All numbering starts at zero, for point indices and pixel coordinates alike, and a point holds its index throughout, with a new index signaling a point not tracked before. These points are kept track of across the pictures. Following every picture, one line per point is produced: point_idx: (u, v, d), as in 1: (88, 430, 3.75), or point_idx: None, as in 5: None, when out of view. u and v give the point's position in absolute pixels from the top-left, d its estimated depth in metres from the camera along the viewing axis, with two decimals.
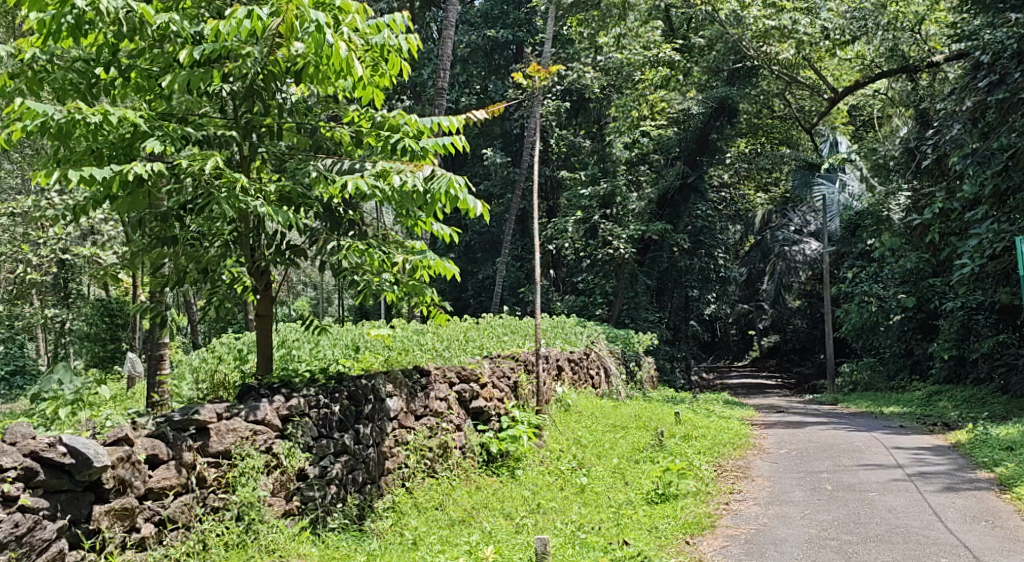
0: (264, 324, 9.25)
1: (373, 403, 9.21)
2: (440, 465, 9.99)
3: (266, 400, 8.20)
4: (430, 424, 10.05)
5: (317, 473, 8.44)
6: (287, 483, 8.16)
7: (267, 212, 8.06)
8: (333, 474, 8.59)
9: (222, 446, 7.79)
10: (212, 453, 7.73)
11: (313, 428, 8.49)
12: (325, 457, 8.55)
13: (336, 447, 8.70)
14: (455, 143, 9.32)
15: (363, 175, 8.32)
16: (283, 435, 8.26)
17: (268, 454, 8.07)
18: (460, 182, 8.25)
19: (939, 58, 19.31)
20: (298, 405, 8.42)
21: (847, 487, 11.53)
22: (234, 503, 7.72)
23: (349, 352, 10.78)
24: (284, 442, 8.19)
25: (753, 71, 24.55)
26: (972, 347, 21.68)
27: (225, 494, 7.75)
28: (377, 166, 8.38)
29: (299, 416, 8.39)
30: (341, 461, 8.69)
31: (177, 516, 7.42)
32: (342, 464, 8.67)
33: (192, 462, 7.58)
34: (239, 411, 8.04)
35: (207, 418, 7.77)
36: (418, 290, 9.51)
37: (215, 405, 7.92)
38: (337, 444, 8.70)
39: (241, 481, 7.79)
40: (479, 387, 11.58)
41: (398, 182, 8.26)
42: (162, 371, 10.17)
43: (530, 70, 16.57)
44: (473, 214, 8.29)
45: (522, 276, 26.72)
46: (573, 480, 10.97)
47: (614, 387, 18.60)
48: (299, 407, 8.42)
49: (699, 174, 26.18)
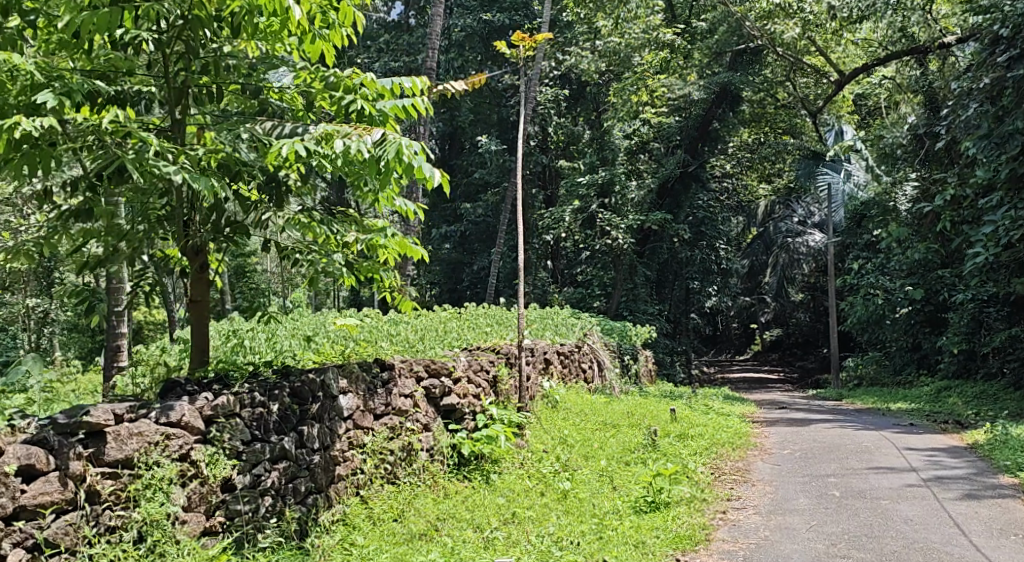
0: (199, 309, 8.20)
1: (322, 402, 8.12)
2: (403, 471, 8.94)
3: (184, 400, 7.12)
4: (392, 425, 8.98)
5: (247, 483, 7.39)
6: (208, 496, 7.11)
7: (187, 180, 7.06)
8: (268, 484, 7.53)
9: (122, 453, 6.71)
10: (109, 463, 6.65)
11: (244, 430, 7.42)
12: (258, 465, 7.50)
13: (274, 453, 7.63)
14: (417, 107, 8.08)
15: (301, 139, 7.22)
16: (205, 440, 7.19)
17: (182, 462, 7.00)
18: (409, 146, 7.08)
19: (951, 39, 18.30)
20: (225, 404, 7.34)
21: (857, 493, 10.43)
22: (134, 521, 6.66)
23: (307, 344, 9.89)
24: (205, 448, 7.13)
25: (756, 56, 23.95)
26: (983, 341, 20.65)
27: (126, 509, 6.70)
28: (316, 129, 7.27)
29: (226, 417, 7.31)
30: (278, 468, 7.63)
31: (58, 539, 6.37)
32: (279, 472, 7.61)
33: (82, 474, 6.52)
34: (149, 412, 6.97)
35: (102, 420, 6.69)
36: (374, 273, 8.44)
37: (115, 404, 6.83)
38: (277, 447, 7.64)
39: (145, 496, 6.73)
40: (452, 383, 10.47)
41: (340, 147, 7.11)
42: (119, 363, 10.11)
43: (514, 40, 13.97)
44: (429, 185, 7.17)
45: (516, 267, 25.64)
46: (555, 485, 9.95)
47: (607, 382, 17.46)
48: (226, 406, 7.34)
49: (701, 164, 25.05)
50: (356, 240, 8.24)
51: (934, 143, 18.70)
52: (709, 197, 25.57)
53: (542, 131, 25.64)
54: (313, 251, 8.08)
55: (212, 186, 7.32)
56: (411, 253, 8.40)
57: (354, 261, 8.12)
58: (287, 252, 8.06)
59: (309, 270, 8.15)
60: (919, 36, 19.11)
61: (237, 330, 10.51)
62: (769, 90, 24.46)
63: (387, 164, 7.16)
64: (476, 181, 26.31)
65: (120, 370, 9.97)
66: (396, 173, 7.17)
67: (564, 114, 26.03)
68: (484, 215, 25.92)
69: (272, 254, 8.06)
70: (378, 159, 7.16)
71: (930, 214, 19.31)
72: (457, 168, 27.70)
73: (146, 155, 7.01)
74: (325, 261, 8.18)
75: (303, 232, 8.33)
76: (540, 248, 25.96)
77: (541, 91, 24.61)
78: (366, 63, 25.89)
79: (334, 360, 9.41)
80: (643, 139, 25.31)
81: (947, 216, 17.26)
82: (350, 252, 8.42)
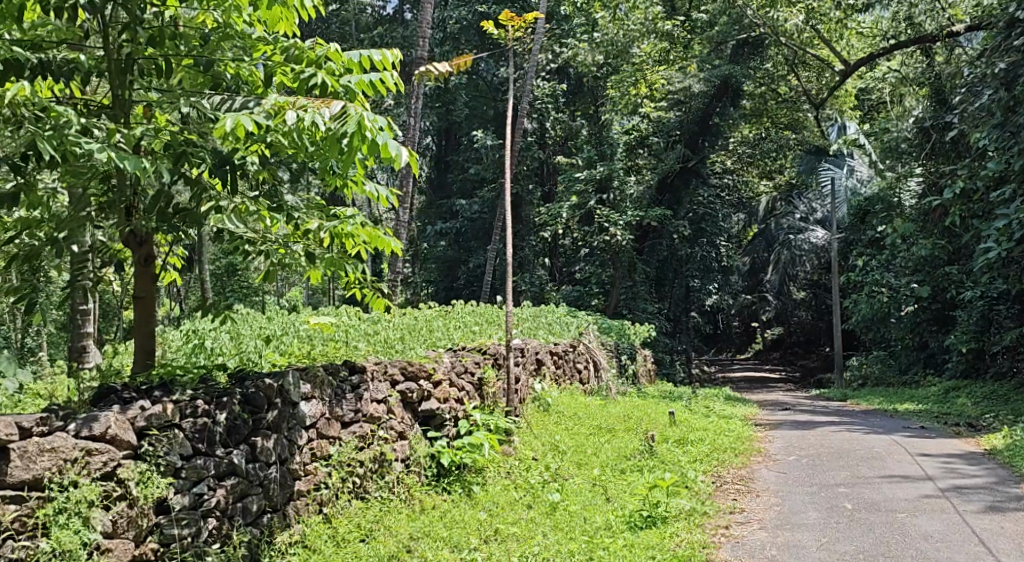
0: (143, 307, 7.41)
1: (280, 409, 7.31)
2: (373, 484, 8.15)
3: (110, 408, 6.33)
4: (362, 434, 8.18)
5: (186, 504, 6.61)
6: (138, 520, 6.34)
7: (113, 159, 6.43)
8: (212, 505, 6.76)
9: (31, 474, 5.92)
10: (14, 485, 5.86)
11: (184, 443, 6.65)
12: (200, 483, 6.72)
13: (219, 469, 6.85)
14: (385, 82, 7.29)
15: (250, 112, 6.41)
16: (136, 455, 6.42)
17: (106, 482, 6.21)
18: (373, 120, 6.26)
19: (959, 28, 17.42)
20: (161, 414, 6.56)
21: (871, 505, 9.64)
22: (42, 553, 5.86)
23: (275, 343, 9.09)
24: (135, 466, 6.35)
25: (762, 44, 22.90)
26: (993, 340, 19.79)
27: (34, 538, 5.89)
28: (267, 101, 6.43)
29: (160, 429, 6.53)
30: (224, 485, 6.86)
31: None
32: (225, 491, 6.83)
33: None
34: (68, 424, 6.18)
35: (9, 435, 5.90)
36: (340, 266, 7.66)
37: (25, 416, 6.04)
38: (224, 460, 6.88)
39: (58, 522, 5.94)
40: (432, 387, 9.64)
41: (292, 119, 6.29)
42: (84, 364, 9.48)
43: (507, 18, 13.01)
44: (397, 165, 6.35)
45: (511, 264, 24.85)
46: (544, 497, 9.22)
47: (604, 384, 16.60)
48: (161, 417, 6.55)
49: (701, 158, 24.09)
50: (319, 229, 7.44)
51: (942, 135, 17.84)
52: (710, 193, 24.71)
53: (541, 127, 24.79)
54: (270, 242, 7.30)
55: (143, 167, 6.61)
56: (379, 243, 7.60)
57: (315, 253, 7.32)
58: (242, 243, 7.29)
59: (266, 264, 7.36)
60: (928, 26, 18.29)
61: (198, 327, 9.69)
62: (771, 84, 23.59)
63: (349, 141, 6.32)
64: (472, 176, 25.43)
65: (81, 369, 9.20)
66: (360, 151, 6.35)
67: (562, 109, 25.20)
68: (479, 212, 25.07)
69: (223, 243, 7.27)
70: (338, 134, 6.33)
71: (938, 209, 18.45)
72: (454, 164, 26.92)
73: (66, 131, 6.45)
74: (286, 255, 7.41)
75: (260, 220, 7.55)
76: (536, 244, 24.73)
77: (536, 85, 23.61)
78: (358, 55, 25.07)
79: (300, 362, 8.62)
80: (642, 133, 23.98)
81: (956, 212, 16.42)
82: (313, 242, 7.63)
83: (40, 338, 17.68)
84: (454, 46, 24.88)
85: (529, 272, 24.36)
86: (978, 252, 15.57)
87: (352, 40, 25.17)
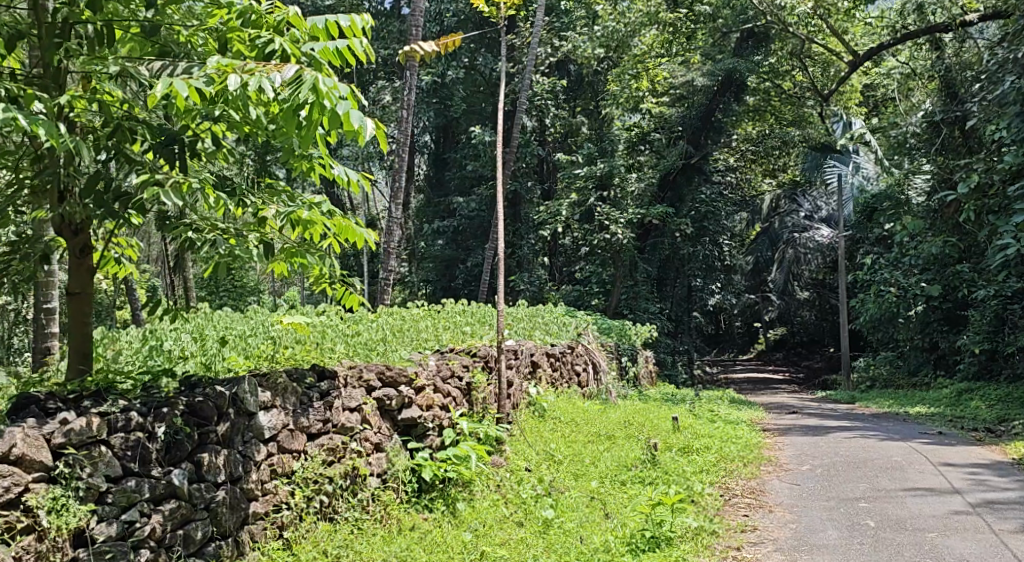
0: (77, 305, 6.53)
1: (232, 421, 6.51)
2: (344, 503, 7.26)
3: (21, 423, 5.53)
4: (332, 446, 7.33)
5: (112, 534, 5.77)
6: (51, 554, 5.50)
7: (20, 122, 5.55)
8: (145, 534, 5.93)
9: None
10: None
11: (112, 462, 5.83)
12: (131, 509, 5.90)
13: (155, 492, 6.02)
14: (353, 51, 6.39)
15: (189, 77, 5.50)
16: (50, 478, 5.60)
17: (12, 510, 5.39)
18: (334, 88, 5.35)
19: (974, 17, 16.58)
20: (85, 429, 5.74)
21: (896, 524, 8.82)
22: None
23: (243, 344, 8.24)
24: (48, 491, 5.53)
25: (766, 35, 21.81)
26: (1007, 341, 18.93)
27: None
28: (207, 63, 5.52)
29: (82, 447, 5.71)
30: (162, 511, 6.03)
31: None
32: (161, 518, 6.01)
33: None
34: None
35: None
36: (299, 256, 6.81)
37: None
38: (163, 482, 6.06)
39: None
40: (414, 393, 8.75)
41: (235, 83, 5.38)
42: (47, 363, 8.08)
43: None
44: (363, 140, 5.44)
45: (512, 263, 23.88)
46: (537, 513, 8.40)
47: (604, 387, 15.71)
48: (84, 432, 5.74)
49: (703, 155, 23.06)
50: (276, 216, 6.58)
51: (956, 129, 16.99)
52: (712, 191, 23.73)
53: (541, 124, 23.79)
54: (221, 229, 6.43)
55: (58, 134, 5.74)
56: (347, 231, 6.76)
57: (270, 242, 6.44)
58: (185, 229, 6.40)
59: (213, 254, 6.47)
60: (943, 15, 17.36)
61: (159, 326, 8.83)
62: (775, 79, 22.63)
63: (308, 114, 5.44)
64: (470, 173, 24.55)
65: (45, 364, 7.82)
66: (320, 125, 5.46)
67: (563, 105, 24.38)
68: (477, 210, 24.21)
69: (165, 229, 6.38)
70: (295, 103, 5.44)
71: (952, 204, 17.57)
72: (451, 162, 26.03)
73: None
74: (239, 244, 6.53)
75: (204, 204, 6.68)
76: (535, 243, 23.86)
77: (536, 80, 22.80)
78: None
79: (262, 365, 7.80)
80: (643, 130, 23.42)
81: (970, 206, 15.33)
82: (268, 230, 6.77)
83: (15, 341, 16.82)
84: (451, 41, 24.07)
85: (528, 271, 23.52)
86: (995, 250, 14.74)
87: None
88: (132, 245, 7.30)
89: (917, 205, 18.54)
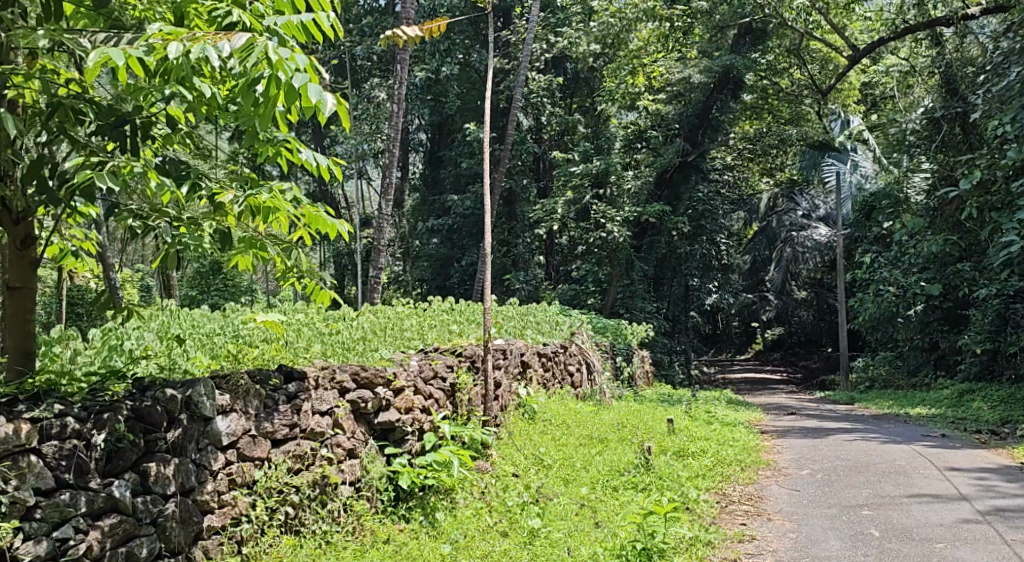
0: (17, 298, 6.04)
1: (184, 427, 6.10)
2: (311, 514, 6.79)
3: None
4: (298, 454, 6.87)
5: (41, 553, 5.34)
6: None
7: None
8: (81, 552, 5.51)
9: None
10: None
11: (42, 473, 5.41)
12: (65, 525, 5.48)
13: (93, 507, 5.61)
14: (322, 26, 5.90)
15: (128, 44, 4.97)
16: None
17: None
18: (291, 58, 4.87)
19: (976, 11, 15.87)
20: (14, 437, 5.34)
21: (902, 534, 8.34)
22: None
23: (211, 343, 7.74)
24: None
25: (764, 31, 21.44)
26: (1009, 341, 18.44)
27: None
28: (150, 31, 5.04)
29: (9, 456, 5.31)
30: (101, 526, 5.61)
31: None
32: (100, 535, 5.59)
33: None
34: None
35: None
36: (259, 247, 6.35)
37: None
38: (103, 494, 5.65)
39: None
40: (392, 396, 8.25)
41: (178, 51, 4.85)
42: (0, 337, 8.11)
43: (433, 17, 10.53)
44: (323, 117, 4.96)
45: (508, 263, 23.14)
46: (522, 523, 7.92)
47: (598, 388, 15.21)
48: (13, 440, 5.33)
49: (700, 153, 22.47)
50: (233, 201, 6.09)
51: (958, 124, 16.51)
52: (710, 189, 23.22)
53: (537, 122, 23.25)
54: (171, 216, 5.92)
55: None
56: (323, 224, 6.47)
57: (225, 230, 5.92)
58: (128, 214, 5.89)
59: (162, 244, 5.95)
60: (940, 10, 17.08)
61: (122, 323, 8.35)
62: (773, 76, 21.82)
63: (265, 88, 4.97)
64: (464, 171, 23.97)
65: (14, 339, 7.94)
66: (277, 100, 4.98)
67: (558, 102, 23.77)
68: (472, 208, 23.70)
69: (108, 216, 5.83)
70: (250, 77, 4.96)
71: (953, 201, 16.49)
72: (445, 159, 25.53)
73: None
74: (191, 232, 6.01)
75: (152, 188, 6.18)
76: (531, 241, 23.35)
77: (532, 77, 22.32)
78: (346, 45, 23.58)
79: (227, 365, 7.32)
80: (640, 127, 23.18)
81: (971, 204, 14.71)
82: (225, 218, 6.28)
83: None
84: (447, 37, 23.58)
85: (523, 270, 22.84)
86: (996, 247, 14.25)
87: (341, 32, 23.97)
88: (90, 236, 6.95)
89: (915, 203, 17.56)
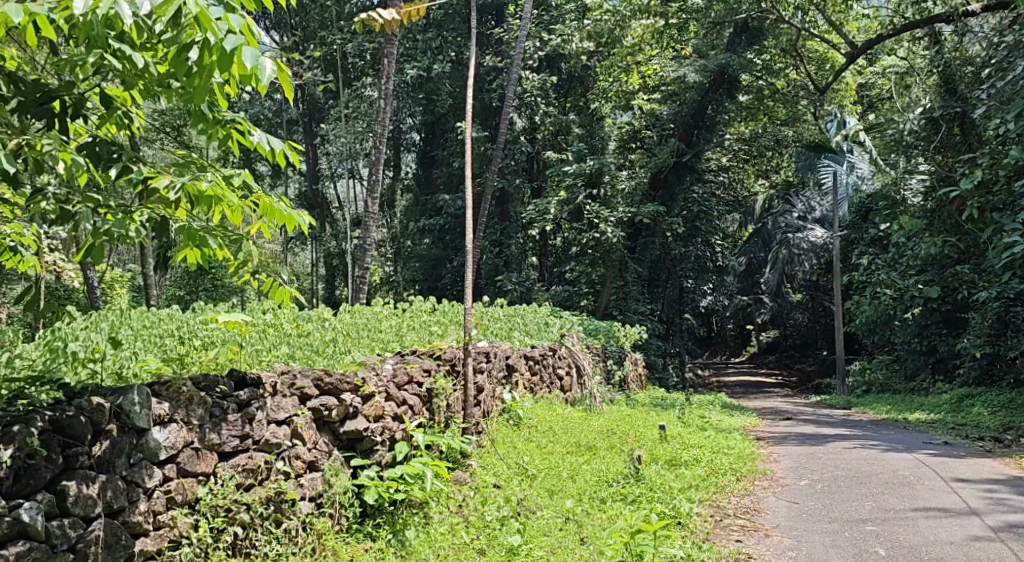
0: None
1: (113, 441, 5.75)
2: (261, 535, 6.32)
3: None
4: (250, 468, 6.44)
5: None
6: None
7: None
8: None
9: None
10: None
11: None
12: None
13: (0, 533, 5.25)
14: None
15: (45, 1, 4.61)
16: None
17: None
18: (223, 19, 4.70)
19: (978, 6, 15.21)
20: None
21: (909, 554, 7.74)
22: None
23: (167, 343, 7.14)
24: None
25: (761, 32, 20.68)
26: (1009, 345, 17.82)
27: None
28: None
29: None
30: (7, 555, 5.25)
31: None
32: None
33: None
34: None
35: None
36: (200, 239, 5.72)
37: None
38: (9, 520, 5.28)
39: None
40: (361, 403, 7.60)
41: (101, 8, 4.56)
42: None
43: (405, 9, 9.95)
44: (260, 81, 4.80)
45: (500, 264, 22.51)
46: (502, 539, 7.31)
47: (589, 392, 14.62)
48: None
49: (696, 154, 21.73)
50: (169, 187, 5.54)
51: (960, 125, 15.87)
52: (705, 190, 22.59)
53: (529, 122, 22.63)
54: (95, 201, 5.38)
55: None
56: (284, 215, 5.96)
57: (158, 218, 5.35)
58: (44, 198, 5.38)
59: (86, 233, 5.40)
60: (942, 6, 16.38)
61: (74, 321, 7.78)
62: (768, 77, 21.20)
63: (197, 54, 4.78)
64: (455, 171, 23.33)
65: None
66: (212, 67, 4.79)
67: (552, 101, 23.10)
68: (463, 208, 23.05)
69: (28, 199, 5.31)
70: (180, 42, 4.76)
71: (956, 200, 15.54)
72: (435, 159, 24.86)
73: None
74: (117, 219, 5.44)
75: (78, 172, 5.65)
76: (523, 242, 22.74)
77: (524, 76, 21.70)
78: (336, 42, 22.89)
79: (174, 369, 6.76)
80: (635, 127, 22.38)
81: (971, 203, 13.90)
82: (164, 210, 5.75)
83: None
84: (438, 35, 22.87)
85: (515, 271, 22.19)
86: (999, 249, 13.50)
87: (332, 31, 23.32)
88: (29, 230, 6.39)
89: (915, 204, 16.94)
